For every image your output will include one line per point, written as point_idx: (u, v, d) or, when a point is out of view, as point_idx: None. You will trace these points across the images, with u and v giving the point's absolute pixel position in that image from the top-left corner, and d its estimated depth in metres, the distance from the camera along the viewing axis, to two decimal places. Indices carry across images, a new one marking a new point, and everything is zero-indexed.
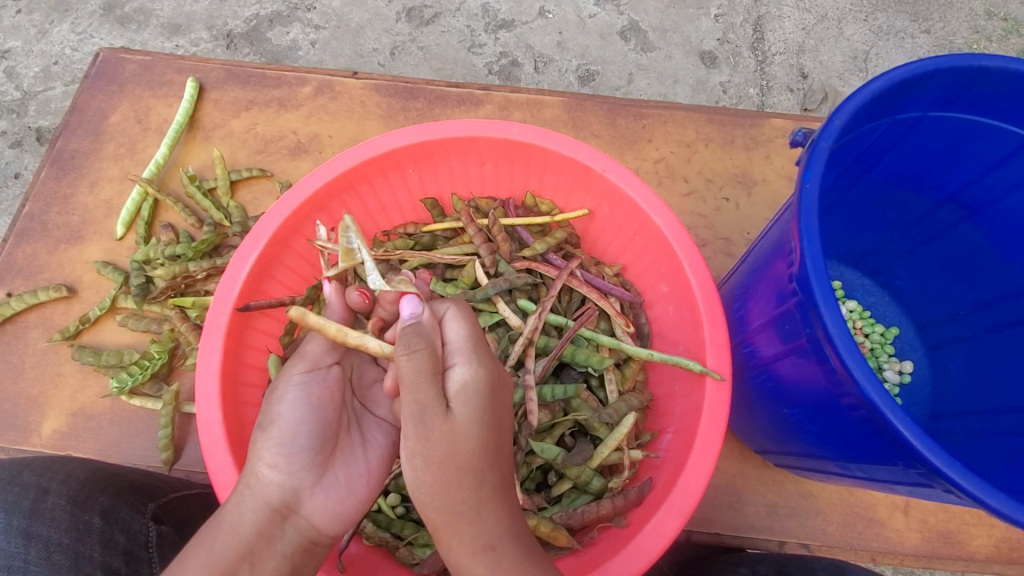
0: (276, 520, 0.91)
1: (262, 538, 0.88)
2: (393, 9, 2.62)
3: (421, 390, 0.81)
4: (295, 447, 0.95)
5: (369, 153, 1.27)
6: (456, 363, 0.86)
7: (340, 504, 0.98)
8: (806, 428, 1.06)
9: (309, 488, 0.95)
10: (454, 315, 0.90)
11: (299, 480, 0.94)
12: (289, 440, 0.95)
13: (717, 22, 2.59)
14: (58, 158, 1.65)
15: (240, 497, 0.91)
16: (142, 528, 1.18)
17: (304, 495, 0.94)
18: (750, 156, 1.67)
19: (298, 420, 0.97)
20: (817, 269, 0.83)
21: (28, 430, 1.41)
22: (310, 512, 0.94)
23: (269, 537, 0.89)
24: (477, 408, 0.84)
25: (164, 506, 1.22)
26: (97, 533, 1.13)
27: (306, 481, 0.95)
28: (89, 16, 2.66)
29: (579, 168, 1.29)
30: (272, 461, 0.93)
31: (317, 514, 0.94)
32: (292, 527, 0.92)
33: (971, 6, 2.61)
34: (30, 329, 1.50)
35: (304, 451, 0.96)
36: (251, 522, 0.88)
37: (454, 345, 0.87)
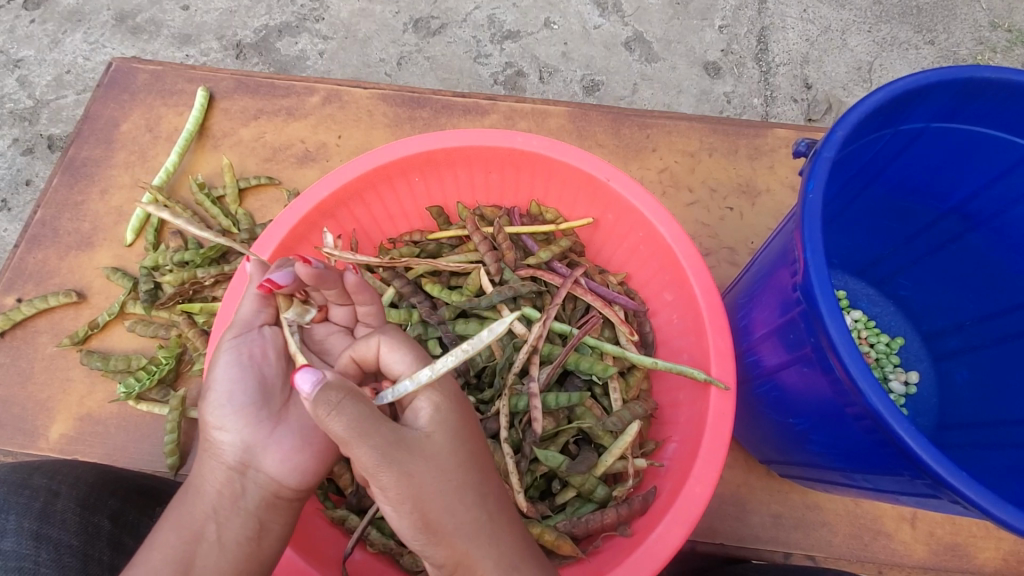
0: (233, 478, 0.89)
1: (223, 496, 0.88)
2: (400, 20, 2.65)
3: (374, 433, 0.76)
4: (237, 404, 0.91)
5: (376, 161, 1.28)
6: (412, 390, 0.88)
7: (300, 453, 0.92)
8: (812, 439, 1.05)
9: (262, 441, 0.90)
10: (389, 344, 0.92)
11: (250, 442, 0.90)
12: (226, 401, 0.91)
13: (721, 33, 2.61)
14: (70, 166, 1.68)
15: (202, 472, 0.91)
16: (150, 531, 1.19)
17: (261, 456, 0.90)
18: (754, 166, 1.68)
19: (231, 379, 0.93)
20: (821, 279, 0.83)
21: (36, 434, 1.43)
22: (267, 467, 0.90)
23: (235, 501, 0.88)
24: (449, 422, 0.85)
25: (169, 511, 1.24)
26: (106, 536, 1.14)
27: (255, 437, 0.90)
28: (101, 26, 2.70)
29: (584, 177, 1.30)
30: (218, 425, 0.91)
31: (275, 466, 0.90)
32: (251, 484, 0.89)
33: (975, 18, 2.63)
34: (39, 333, 1.52)
35: (247, 405, 0.92)
36: (213, 492, 0.89)
37: (403, 373, 0.90)
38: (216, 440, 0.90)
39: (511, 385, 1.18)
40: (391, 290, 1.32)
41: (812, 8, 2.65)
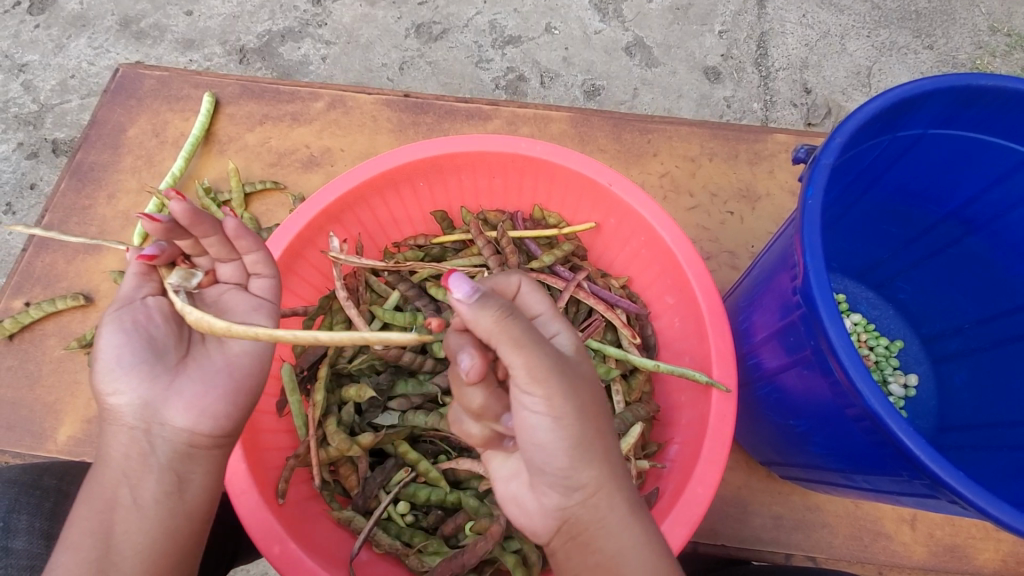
0: (137, 436, 0.91)
1: (129, 456, 0.90)
2: (402, 25, 2.68)
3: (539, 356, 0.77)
4: (127, 366, 0.92)
5: (382, 166, 1.30)
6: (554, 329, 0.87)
7: (204, 399, 0.94)
8: (812, 440, 1.07)
9: (159, 395, 0.92)
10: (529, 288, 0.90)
11: (149, 400, 0.91)
12: (114, 365, 0.92)
13: (721, 38, 2.63)
14: (78, 170, 1.70)
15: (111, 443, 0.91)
16: None
17: (164, 410, 0.91)
18: (754, 171, 1.70)
19: (118, 344, 0.93)
20: (820, 283, 0.85)
21: (44, 436, 1.44)
22: (170, 418, 0.91)
23: (147, 461, 0.90)
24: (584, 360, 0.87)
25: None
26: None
27: (150, 395, 0.92)
28: (105, 31, 2.73)
29: (587, 182, 1.32)
30: (112, 390, 0.92)
31: (180, 417, 0.92)
32: (159, 438, 0.91)
33: (973, 23, 2.65)
34: (46, 336, 1.53)
35: (137, 365, 0.92)
36: (124, 456, 0.90)
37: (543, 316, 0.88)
38: (113, 406, 0.91)
39: None
40: (396, 293, 1.34)
41: (811, 13, 2.67)
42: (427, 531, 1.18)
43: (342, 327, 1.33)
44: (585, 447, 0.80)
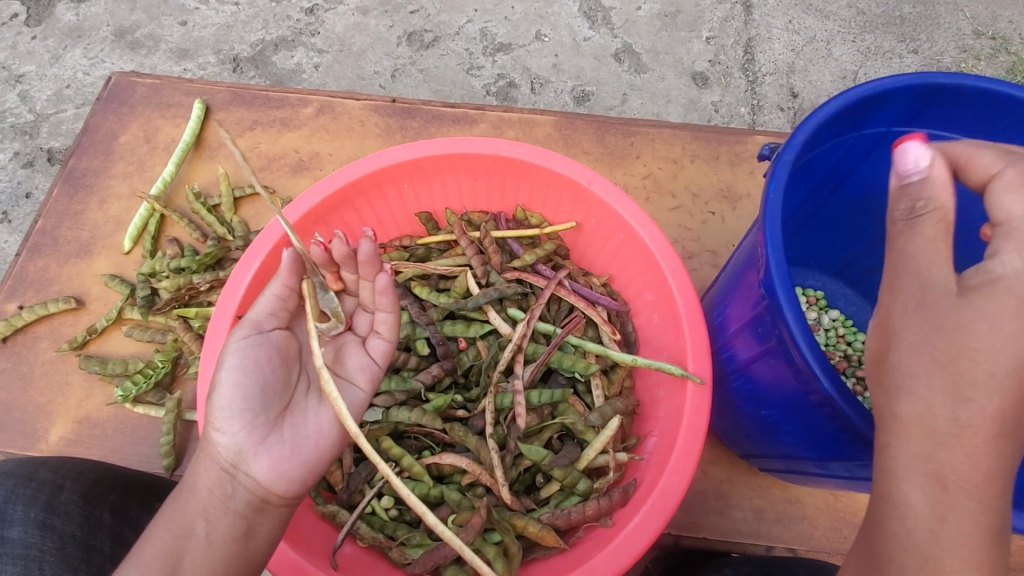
0: (219, 475, 0.96)
1: (212, 492, 0.96)
2: (394, 34, 2.72)
3: None
4: (234, 410, 0.97)
5: (366, 169, 1.33)
6: None
7: (287, 463, 0.98)
8: (783, 429, 1.10)
9: (254, 449, 0.96)
10: None
11: (245, 449, 0.96)
12: (225, 406, 0.97)
13: (708, 44, 2.68)
14: (70, 176, 1.72)
15: (201, 472, 0.97)
16: None
17: (254, 462, 0.96)
18: (735, 172, 1.73)
19: (234, 384, 0.98)
20: (781, 274, 0.88)
21: (36, 436, 1.46)
22: (255, 472, 0.96)
23: (225, 503, 0.95)
24: None
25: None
26: (107, 527, 1.17)
27: (245, 443, 0.96)
28: (101, 42, 2.77)
29: (567, 182, 1.35)
30: (218, 428, 0.97)
31: (264, 473, 0.96)
32: (241, 486, 0.96)
33: (957, 27, 2.70)
34: (39, 339, 1.56)
35: (245, 413, 0.97)
36: (209, 492, 0.96)
37: None
38: (216, 442, 0.97)
39: (496, 384, 1.23)
40: None
41: (796, 19, 2.72)
42: (410, 525, 1.20)
43: None
44: None
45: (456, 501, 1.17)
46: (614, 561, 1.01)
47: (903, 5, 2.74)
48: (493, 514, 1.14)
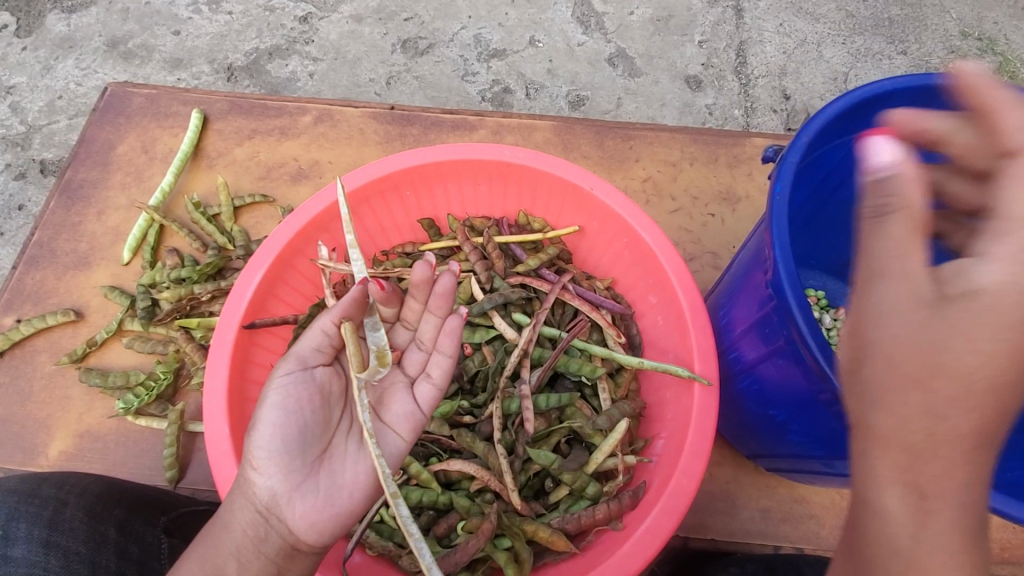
0: (254, 517, 0.96)
1: (245, 534, 0.95)
2: (388, 41, 2.73)
3: None
4: (275, 451, 0.97)
5: (369, 176, 1.33)
6: None
7: (321, 511, 0.98)
8: (790, 428, 1.10)
9: (291, 493, 0.97)
10: None
11: (281, 491, 0.96)
12: (266, 445, 0.98)
13: (701, 48, 2.71)
14: (67, 188, 1.71)
15: (232, 509, 0.96)
16: (155, 541, 1.21)
17: (288, 505, 0.96)
18: (733, 174, 1.74)
19: (276, 424, 0.99)
20: (789, 275, 0.88)
21: (36, 451, 1.44)
22: (289, 518, 0.96)
23: (258, 546, 0.94)
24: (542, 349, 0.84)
25: (174, 520, 1.25)
26: (112, 544, 1.15)
27: (283, 486, 0.97)
28: (93, 52, 2.76)
29: (570, 186, 1.35)
30: (257, 468, 0.97)
31: (301, 519, 0.96)
32: (273, 530, 0.96)
33: (945, 28, 2.74)
34: (38, 352, 1.54)
35: (284, 455, 0.98)
36: (241, 531, 0.95)
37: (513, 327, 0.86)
38: (254, 482, 0.97)
39: (503, 390, 1.23)
40: None
41: (787, 22, 2.75)
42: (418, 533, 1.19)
43: None
44: None
45: (466, 507, 1.16)
46: (627, 564, 1.01)
47: (892, 7, 2.78)
48: (503, 519, 1.13)
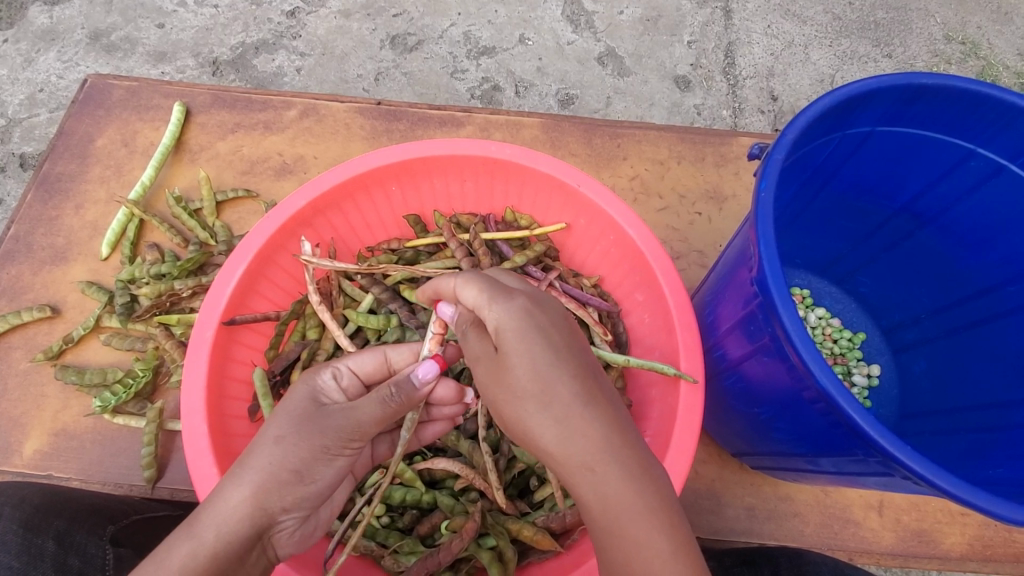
0: (254, 549, 0.90)
1: (238, 566, 0.88)
2: (377, 37, 2.71)
3: (506, 315, 0.88)
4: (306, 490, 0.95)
5: (353, 171, 1.31)
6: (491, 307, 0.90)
7: (303, 542, 1.00)
8: (776, 426, 1.11)
9: (295, 526, 0.96)
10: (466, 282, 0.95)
11: (290, 524, 0.95)
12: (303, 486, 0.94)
13: (690, 48, 2.71)
14: (45, 181, 1.67)
15: (238, 528, 0.88)
16: (99, 551, 1.17)
17: (284, 535, 0.95)
18: (720, 173, 1.74)
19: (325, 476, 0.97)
20: (774, 272, 0.88)
21: (9, 450, 1.40)
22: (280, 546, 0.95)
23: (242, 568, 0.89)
24: (526, 327, 0.87)
25: (122, 529, 1.22)
26: (49, 557, 1.12)
27: (293, 523, 0.95)
28: (75, 45, 2.70)
29: (556, 183, 1.34)
30: (287, 508, 0.93)
31: (287, 551, 0.97)
32: (260, 556, 0.92)
33: (930, 32, 2.77)
34: (12, 349, 1.50)
35: (311, 497, 0.96)
36: (236, 555, 0.87)
37: (475, 304, 0.92)
38: (277, 521, 0.92)
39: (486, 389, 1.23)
40: (370, 297, 1.37)
41: (775, 24, 2.77)
42: (402, 533, 1.18)
43: (315, 331, 1.34)
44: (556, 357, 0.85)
45: (449, 506, 1.15)
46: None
47: (877, 10, 2.81)
48: (487, 518, 1.13)
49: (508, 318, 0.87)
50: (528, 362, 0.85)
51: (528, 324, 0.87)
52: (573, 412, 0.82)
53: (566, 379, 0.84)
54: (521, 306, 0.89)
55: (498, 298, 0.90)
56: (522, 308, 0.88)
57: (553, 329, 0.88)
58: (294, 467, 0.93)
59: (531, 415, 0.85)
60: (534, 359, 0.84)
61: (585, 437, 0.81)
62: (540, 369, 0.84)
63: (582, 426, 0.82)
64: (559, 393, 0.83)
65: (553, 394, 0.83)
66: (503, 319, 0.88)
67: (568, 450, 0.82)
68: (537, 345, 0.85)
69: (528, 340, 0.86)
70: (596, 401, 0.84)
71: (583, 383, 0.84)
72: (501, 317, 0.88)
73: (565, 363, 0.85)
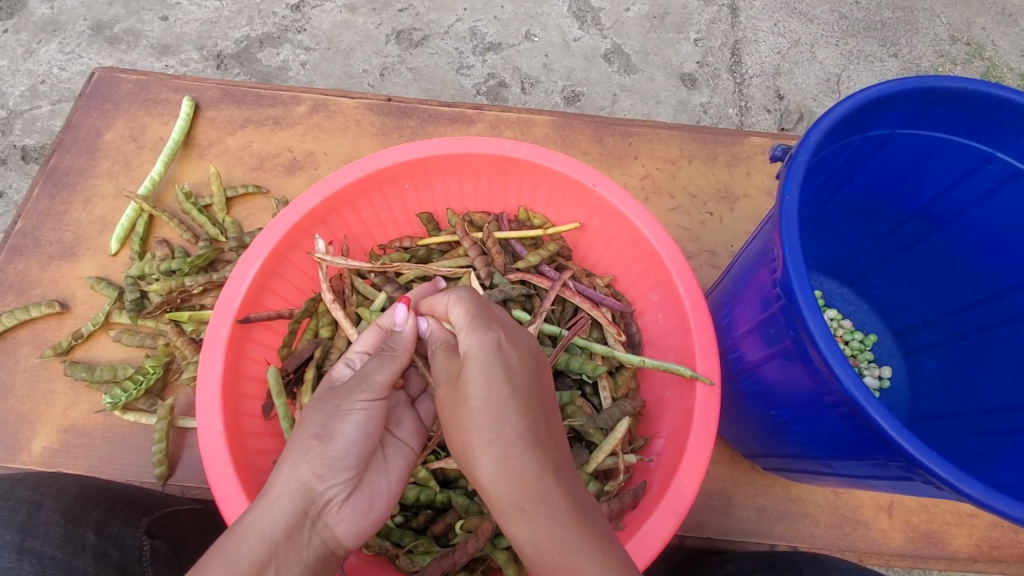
0: (304, 527, 0.87)
1: (290, 543, 0.85)
2: (382, 32, 2.69)
3: (481, 343, 0.91)
4: (339, 461, 0.93)
5: (368, 168, 1.30)
6: (465, 334, 0.94)
7: (362, 520, 0.95)
8: (793, 429, 1.11)
9: (341, 500, 0.93)
10: (457, 300, 1.01)
11: (334, 493, 0.92)
12: (334, 456, 0.93)
13: (697, 46, 2.70)
14: (52, 175, 1.66)
15: (282, 501, 0.87)
16: (136, 542, 1.17)
17: (335, 509, 0.92)
18: (731, 173, 1.74)
19: (352, 442, 0.96)
20: (799, 276, 0.88)
21: (18, 447, 1.40)
22: (335, 523, 0.91)
23: (299, 548, 0.86)
24: (490, 363, 0.89)
25: (156, 521, 1.22)
26: (91, 548, 1.12)
27: (339, 494, 0.93)
28: (78, 36, 2.68)
29: (572, 183, 1.34)
30: (317, 471, 0.91)
31: (346, 529, 0.93)
32: (318, 535, 0.89)
33: (935, 32, 2.77)
34: (21, 345, 1.49)
35: (347, 466, 0.94)
36: (287, 530, 0.85)
37: (460, 324, 0.97)
38: (317, 491, 0.90)
39: None
40: (383, 294, 1.36)
41: (782, 22, 2.75)
42: (416, 532, 1.18)
43: (327, 330, 1.33)
44: (513, 399, 0.85)
45: (464, 507, 1.15)
46: (643, 549, 1.03)
47: (883, 10, 2.80)
48: (502, 518, 1.14)
49: (478, 346, 0.91)
50: (485, 395, 0.85)
51: (492, 356, 0.89)
52: (513, 452, 0.81)
53: (516, 417, 0.83)
54: (497, 339, 0.92)
55: (473, 327, 0.94)
56: (494, 342, 0.91)
57: (519, 367, 0.89)
58: (319, 432, 0.94)
59: (476, 450, 0.84)
60: (490, 393, 0.85)
61: (519, 478, 0.79)
62: (491, 403, 0.85)
63: (517, 465, 0.80)
64: (504, 431, 0.82)
65: (499, 431, 0.83)
66: (473, 347, 0.91)
67: (499, 489, 0.80)
68: (496, 379, 0.87)
69: (489, 373, 0.87)
70: (536, 444, 0.82)
71: (529, 426, 0.83)
72: (474, 344, 0.91)
73: (518, 402, 0.85)
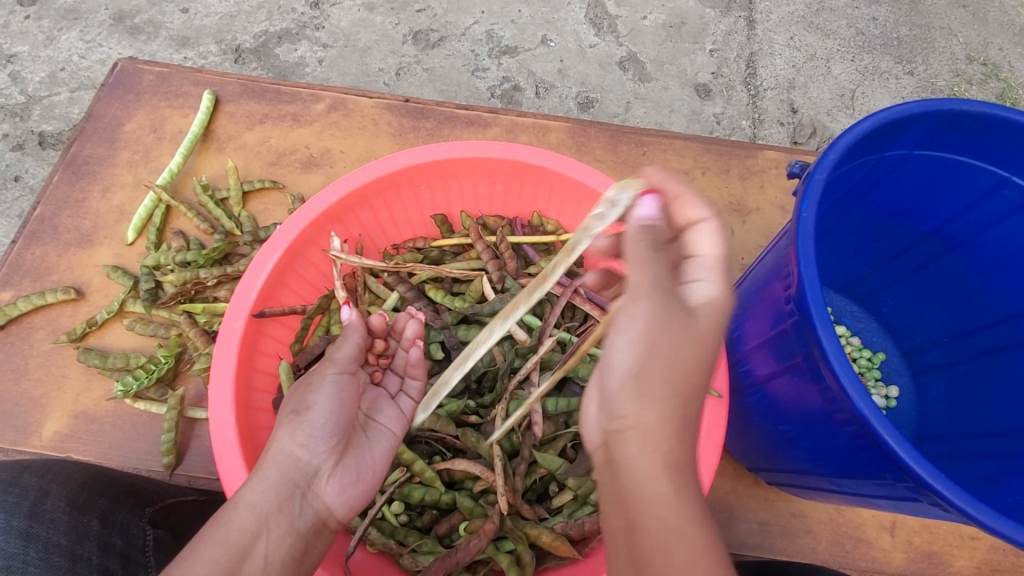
0: (294, 497, 0.97)
1: (281, 514, 0.94)
2: (400, 32, 2.71)
3: (713, 293, 0.82)
4: (322, 433, 1.03)
5: (385, 169, 1.31)
6: (705, 276, 0.83)
7: (352, 489, 1.05)
8: (800, 445, 1.11)
9: (327, 471, 1.02)
10: (713, 229, 0.86)
11: (319, 463, 1.01)
12: (317, 426, 1.02)
13: (712, 56, 2.71)
14: (72, 163, 1.68)
15: (269, 476, 0.96)
16: (139, 532, 1.18)
17: (322, 478, 1.01)
18: (745, 186, 1.75)
19: (331, 411, 1.04)
20: (814, 292, 0.88)
21: (28, 430, 1.42)
22: (322, 492, 1.01)
23: (290, 518, 0.95)
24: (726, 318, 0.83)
25: (160, 511, 1.23)
26: (94, 537, 1.13)
27: (324, 466, 1.02)
28: (99, 25, 2.71)
29: (586, 190, 1.34)
30: (300, 442, 1.00)
31: (336, 496, 1.02)
32: (308, 506, 0.98)
33: (952, 52, 2.76)
34: (35, 330, 1.51)
35: (332, 436, 1.04)
36: (275, 501, 0.94)
37: (705, 259, 0.84)
38: (301, 461, 0.99)
39: (509, 392, 1.25)
40: (396, 294, 1.38)
41: (798, 36, 2.76)
42: (419, 531, 1.19)
43: (339, 327, 1.35)
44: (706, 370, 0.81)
45: (469, 508, 1.17)
46: None
47: (901, 28, 2.80)
48: (506, 522, 1.14)
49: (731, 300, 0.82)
50: (699, 354, 0.79)
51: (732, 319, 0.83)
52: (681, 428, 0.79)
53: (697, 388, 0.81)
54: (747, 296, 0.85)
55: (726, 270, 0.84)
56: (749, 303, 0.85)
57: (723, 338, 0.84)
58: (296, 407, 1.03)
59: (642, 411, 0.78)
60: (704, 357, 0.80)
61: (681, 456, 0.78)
62: (692, 368, 0.79)
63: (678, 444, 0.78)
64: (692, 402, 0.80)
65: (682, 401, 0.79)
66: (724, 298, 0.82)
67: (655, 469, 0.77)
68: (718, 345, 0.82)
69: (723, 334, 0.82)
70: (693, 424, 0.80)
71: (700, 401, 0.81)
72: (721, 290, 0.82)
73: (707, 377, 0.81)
